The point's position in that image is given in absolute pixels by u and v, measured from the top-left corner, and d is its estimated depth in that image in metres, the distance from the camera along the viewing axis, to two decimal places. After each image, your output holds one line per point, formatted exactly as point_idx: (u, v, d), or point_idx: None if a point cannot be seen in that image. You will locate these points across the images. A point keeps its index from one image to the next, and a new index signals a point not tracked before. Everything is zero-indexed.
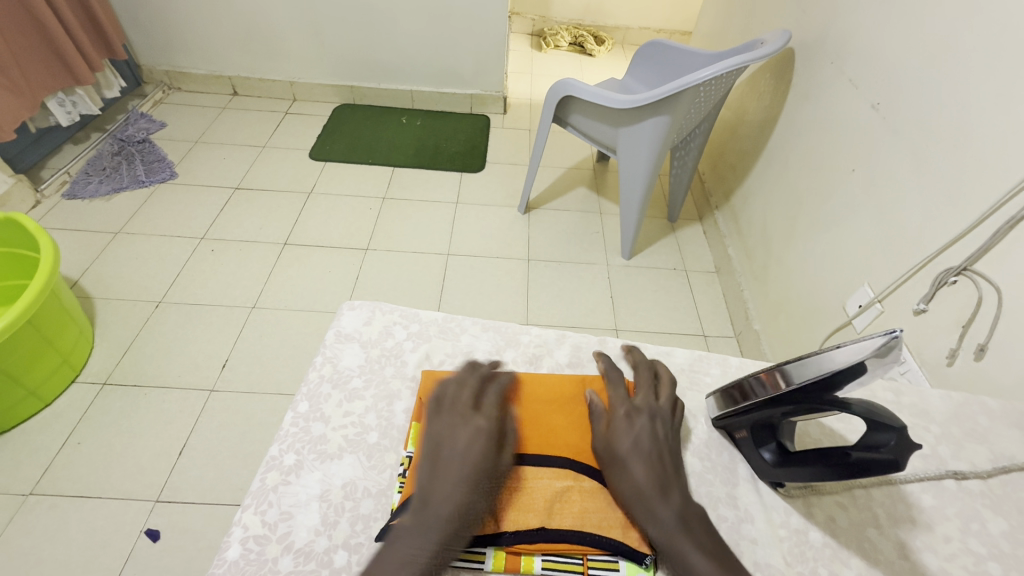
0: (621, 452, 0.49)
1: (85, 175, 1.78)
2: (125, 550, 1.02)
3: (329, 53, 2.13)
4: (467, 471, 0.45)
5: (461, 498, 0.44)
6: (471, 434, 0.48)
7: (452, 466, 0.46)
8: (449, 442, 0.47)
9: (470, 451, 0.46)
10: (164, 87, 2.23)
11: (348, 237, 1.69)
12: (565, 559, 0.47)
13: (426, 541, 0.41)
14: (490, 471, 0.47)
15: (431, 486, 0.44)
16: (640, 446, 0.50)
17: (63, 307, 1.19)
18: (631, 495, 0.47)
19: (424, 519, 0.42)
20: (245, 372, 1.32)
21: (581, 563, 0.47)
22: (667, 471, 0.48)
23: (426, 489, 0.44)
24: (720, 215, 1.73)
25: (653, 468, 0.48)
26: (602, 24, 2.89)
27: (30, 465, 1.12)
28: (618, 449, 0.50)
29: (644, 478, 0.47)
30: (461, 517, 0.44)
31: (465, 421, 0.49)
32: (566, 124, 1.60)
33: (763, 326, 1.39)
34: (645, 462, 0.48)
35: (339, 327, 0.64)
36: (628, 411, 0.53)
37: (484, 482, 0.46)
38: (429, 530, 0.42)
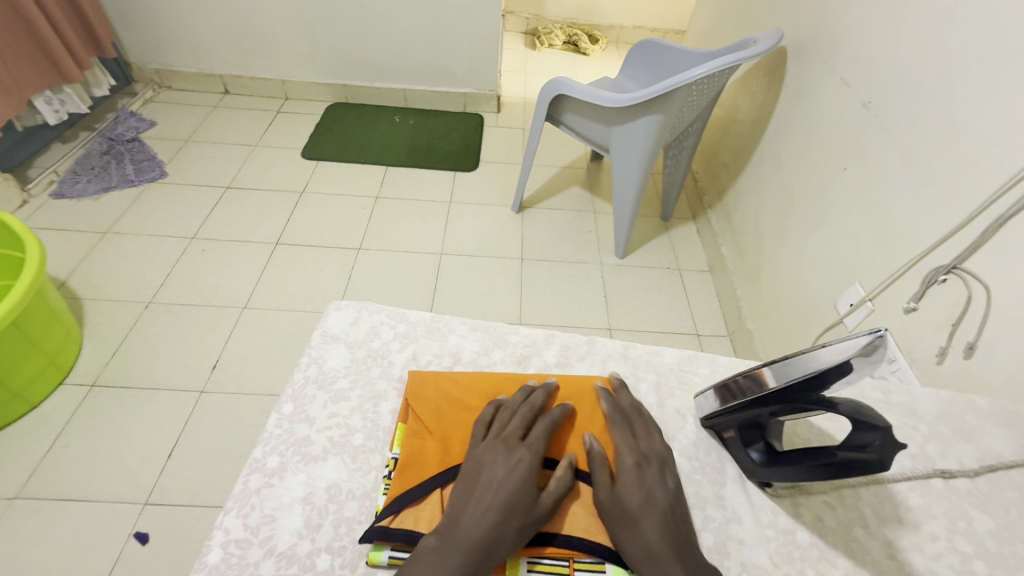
0: (633, 508, 0.47)
1: (74, 174, 1.76)
2: (113, 553, 1.01)
3: (322, 51, 2.12)
4: (498, 500, 0.45)
5: (489, 525, 0.43)
6: (512, 466, 0.48)
7: (484, 493, 0.46)
8: (489, 471, 0.48)
9: (508, 480, 0.47)
10: (155, 86, 2.21)
11: (340, 237, 1.68)
12: (551, 561, 0.46)
13: (445, 563, 0.41)
14: (526, 503, 0.46)
15: (461, 513, 0.45)
16: (650, 501, 0.47)
17: (50, 308, 1.18)
18: (641, 556, 0.44)
19: (446, 543, 0.42)
20: (236, 372, 1.31)
21: (567, 565, 0.46)
22: (677, 529, 0.46)
23: (455, 511, 0.45)
24: (713, 214, 1.73)
25: (665, 525, 0.46)
26: (596, 23, 2.89)
27: (16, 467, 1.10)
28: (629, 504, 0.47)
29: (658, 539, 0.45)
30: (487, 547, 0.42)
31: (511, 453, 0.49)
32: (559, 123, 1.59)
33: (756, 325, 1.39)
34: (657, 519, 0.46)
35: (325, 328, 0.63)
36: (638, 461, 0.51)
37: (519, 515, 0.45)
38: (446, 553, 0.42)
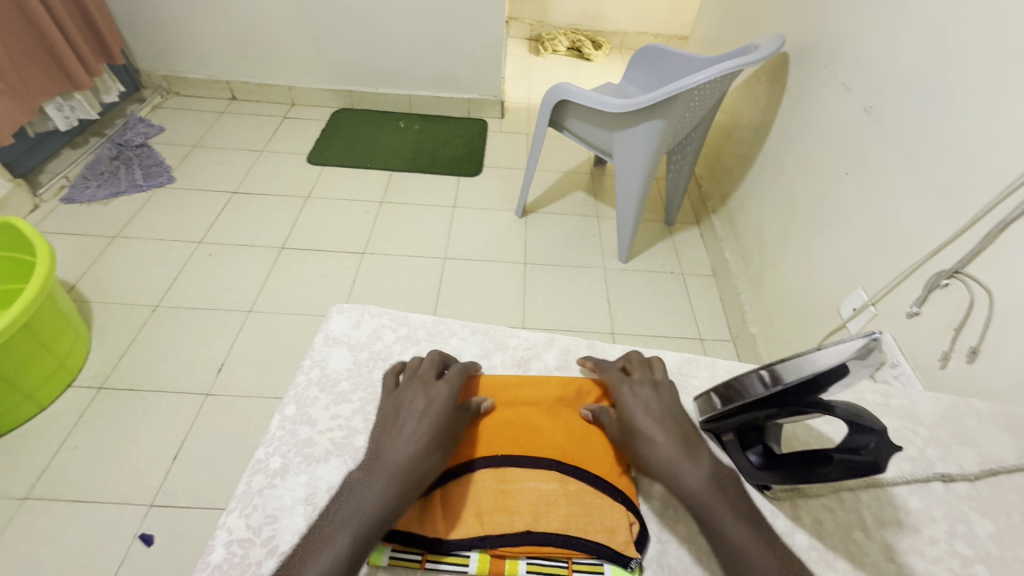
0: (638, 425, 0.51)
1: (84, 179, 1.78)
2: (119, 555, 1.02)
3: (328, 58, 2.14)
4: (421, 427, 0.48)
5: (413, 451, 0.46)
6: (432, 397, 0.51)
7: (407, 423, 0.49)
8: (409, 405, 0.51)
9: (426, 411, 0.50)
10: (163, 92, 2.24)
11: (345, 241, 1.70)
12: (550, 562, 0.47)
13: (374, 489, 0.44)
14: (444, 429, 0.49)
15: (386, 443, 0.48)
16: (653, 414, 0.51)
17: (60, 311, 1.19)
18: (658, 464, 0.48)
19: (375, 469, 0.45)
20: (241, 376, 1.32)
21: (566, 566, 0.47)
22: (682, 432, 0.50)
23: (380, 446, 0.48)
24: (717, 219, 1.73)
25: (672, 432, 0.50)
26: (599, 29, 2.91)
27: (26, 468, 1.12)
28: (634, 423, 0.51)
29: (668, 444, 0.48)
30: (413, 469, 0.46)
31: (430, 387, 0.53)
32: (562, 128, 1.60)
33: (759, 329, 1.39)
34: (663, 428, 0.50)
35: (328, 330, 0.64)
36: (632, 386, 0.55)
37: (439, 439, 0.49)
38: (375, 477, 0.45)
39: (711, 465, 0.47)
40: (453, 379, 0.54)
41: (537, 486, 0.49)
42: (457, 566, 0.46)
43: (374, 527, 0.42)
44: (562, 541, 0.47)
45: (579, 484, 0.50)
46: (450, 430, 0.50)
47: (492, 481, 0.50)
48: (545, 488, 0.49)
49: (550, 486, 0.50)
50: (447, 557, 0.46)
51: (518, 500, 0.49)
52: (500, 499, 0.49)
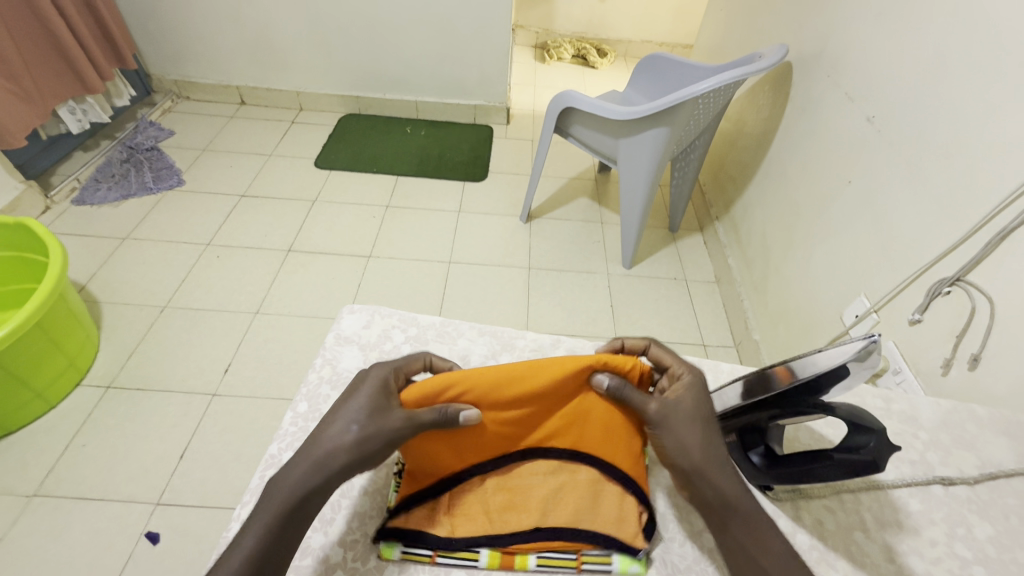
0: (679, 411, 0.49)
1: (95, 181, 1.81)
2: (125, 552, 1.03)
3: (336, 64, 2.17)
4: (356, 409, 0.46)
5: (341, 433, 0.45)
6: (367, 383, 0.49)
7: (344, 406, 0.47)
8: (350, 391, 0.48)
9: (363, 394, 0.48)
10: (173, 96, 2.27)
11: (352, 244, 1.72)
12: (559, 555, 0.48)
13: (299, 471, 0.43)
14: (381, 407, 0.47)
15: (322, 427, 0.46)
16: (694, 407, 0.49)
17: (71, 311, 1.21)
18: (683, 456, 0.47)
19: (300, 453, 0.44)
20: (248, 376, 1.33)
21: (575, 558, 0.48)
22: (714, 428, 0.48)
23: (319, 427, 0.46)
24: (720, 225, 1.74)
25: (706, 429, 0.47)
26: (605, 37, 2.94)
27: (34, 466, 1.13)
28: (677, 410, 0.49)
29: (696, 443, 0.47)
30: (331, 454, 0.44)
31: (373, 376, 0.50)
32: (567, 134, 1.62)
33: (762, 335, 1.39)
34: (699, 425, 0.48)
35: (339, 330, 0.65)
36: (686, 375, 0.53)
37: (370, 416, 0.46)
38: (297, 461, 0.44)
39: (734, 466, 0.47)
40: (388, 364, 0.52)
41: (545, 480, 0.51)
42: (467, 561, 0.47)
43: (292, 514, 0.42)
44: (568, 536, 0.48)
45: (590, 473, 0.51)
46: (381, 408, 0.47)
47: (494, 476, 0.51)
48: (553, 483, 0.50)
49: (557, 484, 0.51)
50: (456, 552, 0.47)
51: (525, 496, 0.50)
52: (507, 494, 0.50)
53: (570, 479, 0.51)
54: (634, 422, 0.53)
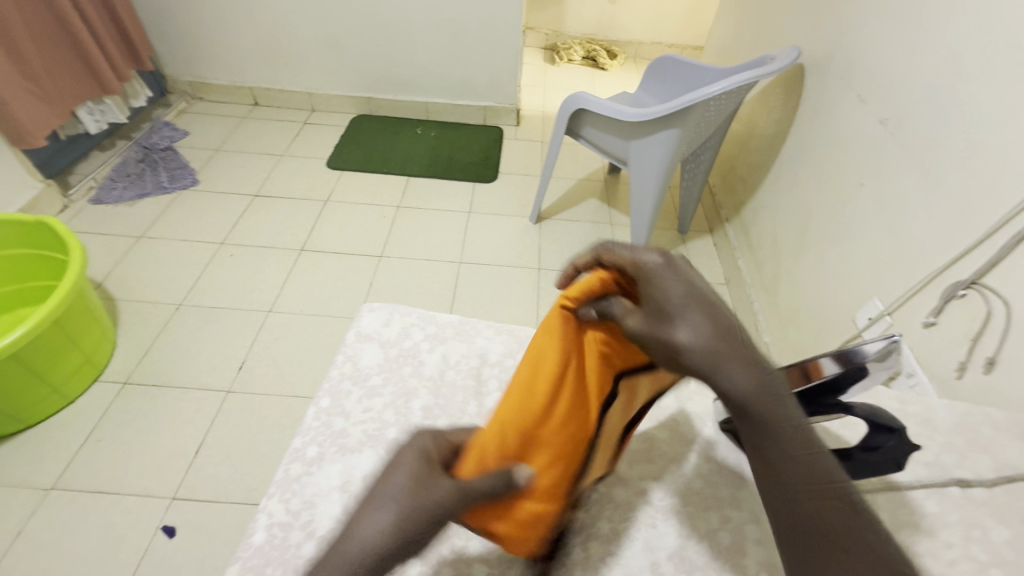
0: (666, 314, 0.41)
1: (111, 181, 1.84)
2: (141, 546, 1.05)
3: (348, 66, 2.20)
4: (397, 492, 0.39)
5: (383, 521, 0.38)
6: (409, 461, 0.42)
7: (383, 488, 0.40)
8: (390, 469, 0.41)
9: (406, 470, 0.41)
10: (188, 97, 2.30)
11: (362, 244, 1.73)
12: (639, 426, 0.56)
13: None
14: (430, 475, 0.41)
15: (358, 517, 0.39)
16: (676, 302, 0.41)
17: (89, 308, 1.23)
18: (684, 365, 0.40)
19: (327, 557, 0.37)
20: (260, 374, 1.35)
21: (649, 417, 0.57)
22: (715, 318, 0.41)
23: (354, 517, 0.39)
24: (731, 227, 1.74)
25: (697, 324, 0.40)
26: (614, 39, 2.94)
27: (53, 459, 1.15)
28: (665, 315, 0.41)
29: (690, 342, 0.39)
30: (371, 558, 0.37)
31: (414, 452, 0.43)
32: (578, 136, 1.62)
33: (773, 338, 1.39)
34: (689, 323, 0.40)
35: (359, 327, 0.67)
36: (654, 269, 0.44)
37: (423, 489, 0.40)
38: (324, 566, 0.37)
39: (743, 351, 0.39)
40: (424, 435, 0.45)
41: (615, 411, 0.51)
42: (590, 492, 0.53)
43: None
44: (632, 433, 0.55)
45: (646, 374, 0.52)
46: (429, 477, 0.41)
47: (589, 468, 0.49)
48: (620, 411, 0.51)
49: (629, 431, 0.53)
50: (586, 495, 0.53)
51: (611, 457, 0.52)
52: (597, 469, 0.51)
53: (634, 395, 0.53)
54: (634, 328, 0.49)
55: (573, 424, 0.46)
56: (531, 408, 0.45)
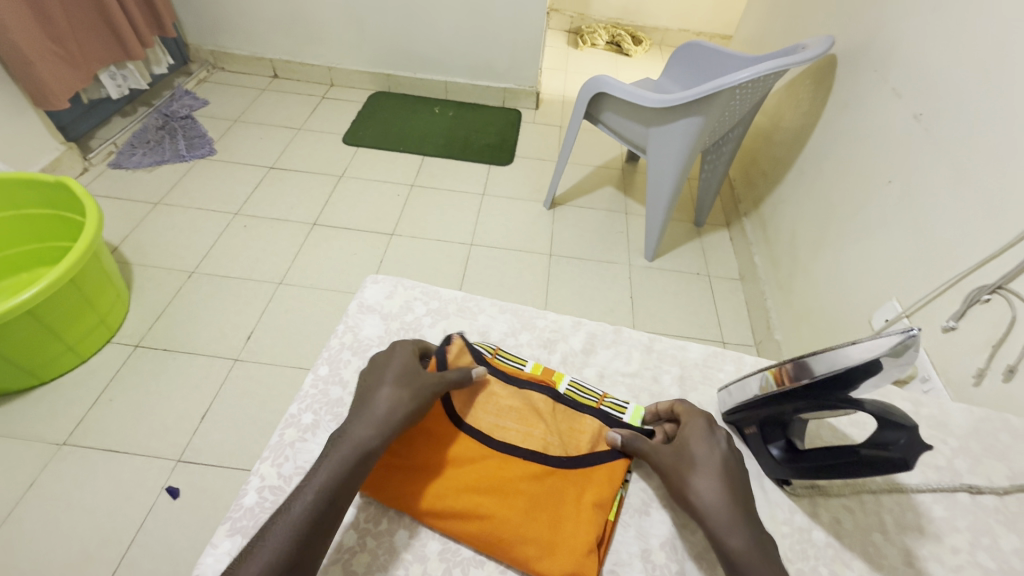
0: (691, 459, 0.50)
1: (131, 146, 1.86)
2: (147, 504, 1.07)
3: (369, 41, 2.17)
4: (392, 374, 0.53)
5: (397, 400, 0.51)
6: (397, 356, 0.55)
7: (383, 372, 0.53)
8: (382, 360, 0.55)
9: (397, 364, 0.54)
10: (209, 67, 2.31)
11: (375, 221, 1.73)
12: (585, 394, 0.59)
13: (365, 428, 0.48)
14: (409, 374, 0.53)
15: (371, 393, 0.51)
16: (712, 456, 0.50)
17: (105, 270, 1.25)
18: (701, 505, 0.47)
19: (354, 413, 0.50)
20: (269, 345, 1.36)
21: (597, 400, 0.59)
22: (719, 455, 0.50)
23: (370, 398, 0.51)
24: (748, 222, 1.70)
25: (725, 478, 0.48)
26: (641, 24, 2.87)
27: (65, 415, 1.18)
28: (688, 459, 0.50)
29: (715, 484, 0.48)
30: (391, 415, 0.49)
31: (397, 350, 0.56)
32: (598, 121, 1.59)
33: (784, 336, 1.37)
34: (716, 476, 0.49)
35: (362, 299, 0.67)
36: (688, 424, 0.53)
37: (408, 383, 0.52)
38: (357, 418, 0.49)
39: (729, 472, 0.49)
40: (406, 345, 0.57)
41: (530, 404, 0.57)
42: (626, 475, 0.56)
43: (360, 460, 0.46)
44: (583, 408, 0.58)
45: (544, 400, 0.58)
46: (410, 367, 0.54)
47: (558, 451, 0.54)
48: (533, 401, 0.58)
49: (580, 420, 0.57)
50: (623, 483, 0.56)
51: (585, 432, 0.56)
52: (570, 444, 0.55)
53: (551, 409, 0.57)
54: (536, 423, 0.56)
55: (528, 485, 0.51)
56: (507, 493, 0.50)
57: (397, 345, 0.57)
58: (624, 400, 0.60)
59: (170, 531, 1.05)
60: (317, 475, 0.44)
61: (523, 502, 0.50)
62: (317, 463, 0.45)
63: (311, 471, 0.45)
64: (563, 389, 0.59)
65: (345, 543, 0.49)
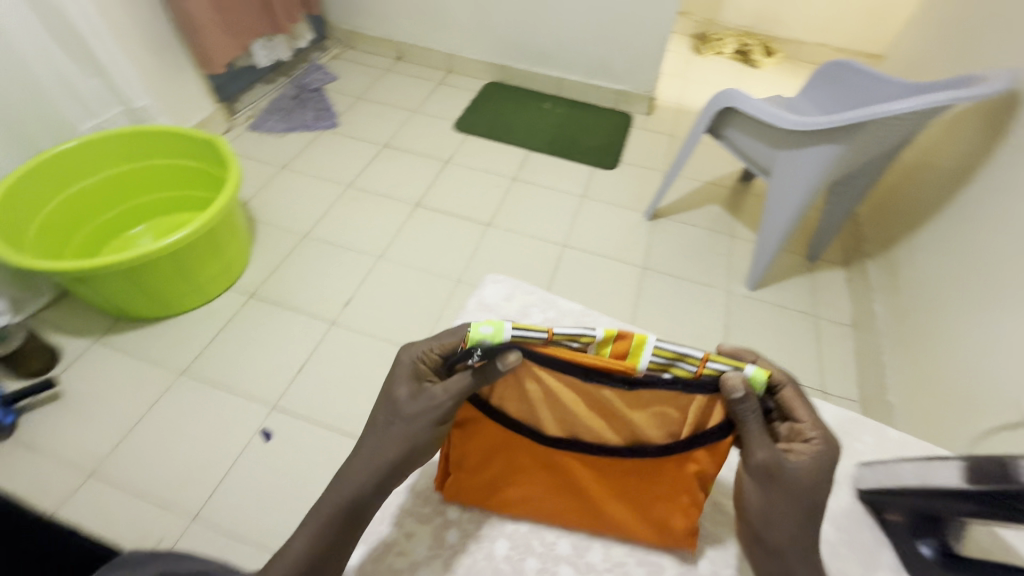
0: (783, 487, 0.48)
1: (267, 112, 2.04)
2: (243, 442, 1.18)
3: (491, 31, 2.21)
4: (396, 406, 0.51)
5: (398, 441, 0.49)
6: (404, 382, 0.52)
7: (391, 404, 0.51)
8: (389, 386, 0.52)
9: (404, 393, 0.51)
10: (342, 45, 2.46)
11: (473, 210, 1.76)
12: (682, 368, 0.50)
13: (360, 475, 0.48)
14: (416, 406, 0.50)
15: (376, 429, 0.51)
16: (804, 489, 0.48)
17: (234, 223, 1.37)
18: (775, 533, 0.48)
19: (356, 455, 0.50)
20: (364, 314, 1.44)
21: (697, 369, 0.50)
22: (813, 488, 0.48)
23: (376, 430, 0.51)
24: (873, 265, 1.54)
25: (807, 516, 0.48)
26: (774, 35, 2.68)
27: (186, 347, 1.33)
28: (780, 486, 0.48)
29: (798, 521, 0.48)
30: (392, 464, 0.49)
31: (404, 374, 0.53)
32: (719, 136, 1.51)
33: (900, 399, 1.23)
34: (800, 509, 0.48)
35: (481, 297, 0.70)
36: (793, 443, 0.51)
37: (411, 416, 0.50)
38: (357, 463, 0.49)
39: (799, 489, 0.48)
40: (411, 361, 0.54)
41: (604, 399, 0.52)
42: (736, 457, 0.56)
43: (351, 514, 0.48)
44: (680, 389, 0.50)
45: (621, 394, 0.51)
46: (417, 393, 0.51)
47: (642, 441, 0.55)
48: (609, 396, 0.52)
49: (665, 402, 0.51)
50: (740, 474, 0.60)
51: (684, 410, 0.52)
52: (659, 429, 0.54)
53: (637, 400, 0.51)
54: (627, 411, 0.53)
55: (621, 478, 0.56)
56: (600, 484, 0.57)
57: (401, 371, 0.53)
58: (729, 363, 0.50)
59: (258, 471, 1.14)
60: (311, 524, 0.47)
61: (613, 495, 0.57)
62: (313, 511, 0.48)
63: (309, 518, 0.47)
64: (645, 367, 0.51)
65: (448, 540, 0.58)
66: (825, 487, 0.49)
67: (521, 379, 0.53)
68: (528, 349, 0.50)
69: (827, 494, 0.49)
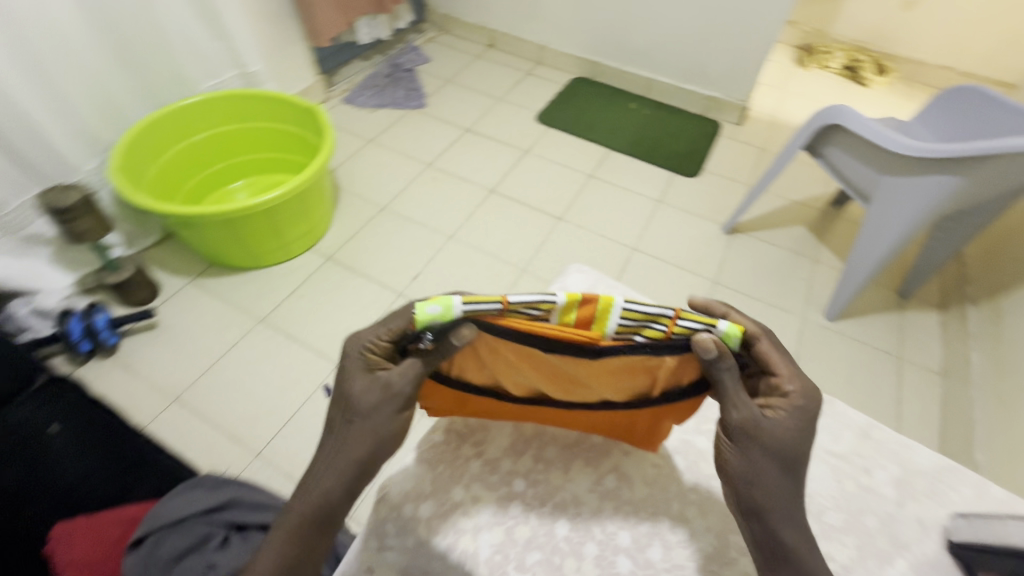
0: (760, 445, 0.49)
1: (362, 88, 2.13)
2: (307, 393, 1.26)
3: (586, 26, 2.19)
4: (356, 406, 0.49)
5: (360, 443, 0.48)
6: (361, 381, 0.50)
7: (350, 404, 0.50)
8: (346, 385, 0.50)
9: (360, 391, 0.49)
10: (438, 29, 2.53)
11: (546, 202, 1.77)
12: (652, 330, 0.48)
13: (328, 479, 0.49)
14: (377, 403, 0.49)
15: (340, 428, 0.50)
16: (780, 446, 0.50)
17: (323, 189, 1.45)
18: (758, 492, 0.49)
19: (324, 457, 0.50)
20: (429, 290, 1.49)
21: (666, 331, 0.48)
22: (790, 444, 0.50)
23: (341, 429, 0.50)
24: (975, 312, 1.41)
25: (784, 472, 0.49)
26: (891, 53, 2.48)
27: (266, 297, 1.43)
28: (757, 444, 0.49)
29: (776, 476, 0.49)
30: (355, 464, 0.48)
31: (359, 371, 0.50)
32: (817, 153, 1.42)
33: (987, 460, 1.12)
34: (778, 466, 0.49)
35: (564, 284, 0.72)
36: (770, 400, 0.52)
37: (373, 413, 0.49)
38: (325, 467, 0.49)
39: (775, 446, 0.49)
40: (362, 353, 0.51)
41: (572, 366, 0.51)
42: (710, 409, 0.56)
43: (322, 516, 0.49)
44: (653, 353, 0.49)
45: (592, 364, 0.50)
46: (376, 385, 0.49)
47: (610, 396, 0.55)
48: (577, 365, 0.50)
49: (636, 364, 0.51)
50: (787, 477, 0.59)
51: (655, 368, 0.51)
52: (631, 385, 0.54)
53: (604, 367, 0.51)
54: (598, 375, 0.52)
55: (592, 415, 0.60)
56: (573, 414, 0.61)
57: (356, 366, 0.50)
58: (699, 325, 0.48)
59: (317, 421, 1.22)
60: (289, 520, 0.49)
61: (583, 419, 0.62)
62: (289, 508, 0.50)
63: (286, 513, 0.50)
64: (612, 331, 0.48)
65: (512, 513, 0.59)
66: (800, 444, 0.50)
67: (479, 351, 0.50)
68: (482, 323, 0.47)
69: (804, 448, 0.50)
